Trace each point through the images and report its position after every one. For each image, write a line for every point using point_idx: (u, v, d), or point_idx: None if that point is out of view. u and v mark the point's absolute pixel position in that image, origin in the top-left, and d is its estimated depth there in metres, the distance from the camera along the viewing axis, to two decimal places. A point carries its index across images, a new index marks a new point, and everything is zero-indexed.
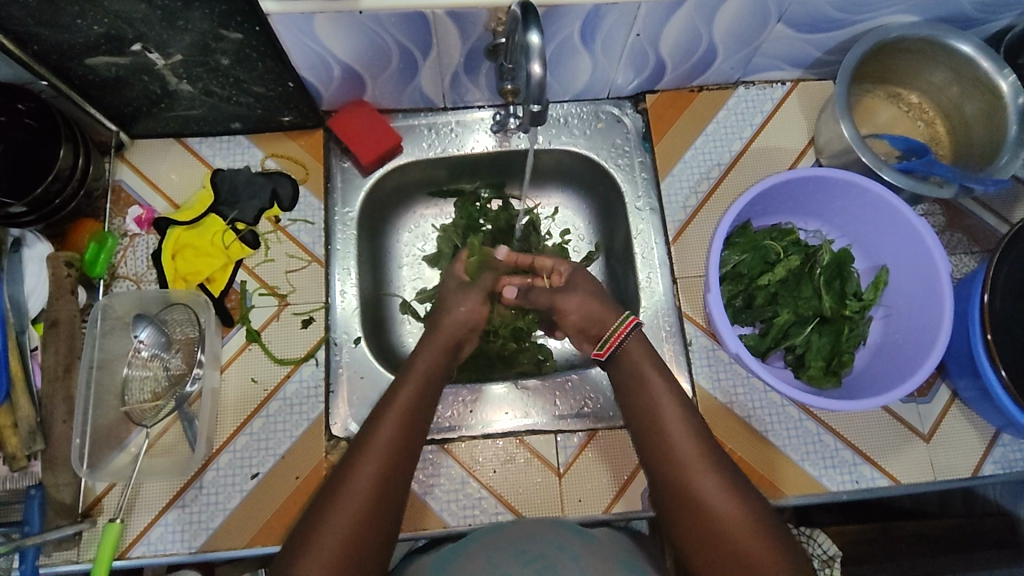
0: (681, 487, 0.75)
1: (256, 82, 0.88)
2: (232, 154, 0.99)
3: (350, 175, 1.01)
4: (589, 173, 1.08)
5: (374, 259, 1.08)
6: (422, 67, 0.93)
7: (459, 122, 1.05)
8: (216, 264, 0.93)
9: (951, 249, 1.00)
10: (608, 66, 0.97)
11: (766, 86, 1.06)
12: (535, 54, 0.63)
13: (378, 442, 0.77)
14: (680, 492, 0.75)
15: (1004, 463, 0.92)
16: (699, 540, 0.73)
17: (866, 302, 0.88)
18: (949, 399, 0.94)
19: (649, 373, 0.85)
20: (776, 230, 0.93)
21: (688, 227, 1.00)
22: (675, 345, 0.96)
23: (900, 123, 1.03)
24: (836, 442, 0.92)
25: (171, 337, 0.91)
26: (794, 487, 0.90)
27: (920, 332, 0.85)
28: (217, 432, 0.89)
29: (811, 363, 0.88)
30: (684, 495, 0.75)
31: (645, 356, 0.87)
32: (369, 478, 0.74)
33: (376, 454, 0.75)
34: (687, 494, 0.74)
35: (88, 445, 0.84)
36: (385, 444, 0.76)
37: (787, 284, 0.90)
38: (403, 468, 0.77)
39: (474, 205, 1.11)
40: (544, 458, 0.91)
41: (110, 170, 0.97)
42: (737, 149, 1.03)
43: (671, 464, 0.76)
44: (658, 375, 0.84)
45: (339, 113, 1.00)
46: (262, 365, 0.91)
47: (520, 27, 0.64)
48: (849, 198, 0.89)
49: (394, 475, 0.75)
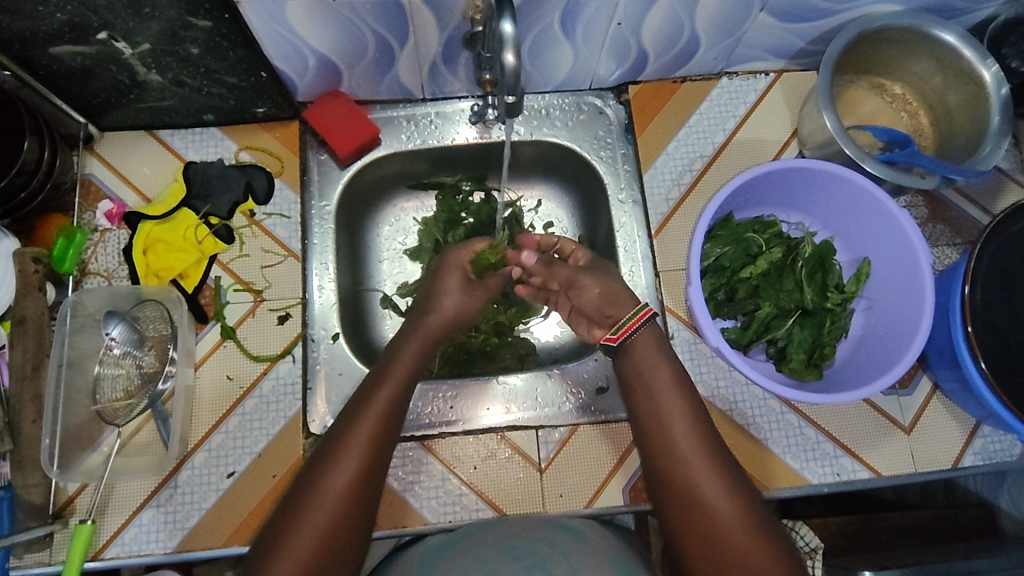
0: (677, 478, 0.77)
1: (228, 72, 0.86)
2: (206, 147, 0.97)
3: (327, 168, 1.00)
4: (570, 166, 1.07)
5: (354, 254, 1.07)
6: (400, 57, 0.91)
7: (439, 113, 1.03)
8: (189, 259, 0.91)
9: (933, 241, 1.00)
10: (590, 55, 0.96)
11: (750, 77, 1.05)
12: (509, 43, 0.61)
13: (358, 438, 0.76)
14: (675, 483, 0.77)
15: (984, 454, 0.92)
16: (687, 530, 0.75)
17: (848, 295, 0.88)
18: (930, 390, 0.94)
19: (646, 364, 0.85)
20: (759, 222, 0.92)
21: (670, 220, 0.99)
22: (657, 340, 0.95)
23: (884, 114, 1.02)
24: (818, 435, 0.91)
25: (144, 334, 0.89)
26: (777, 480, 0.89)
27: (901, 325, 0.85)
28: (192, 431, 0.87)
29: (792, 356, 0.88)
30: (679, 486, 0.77)
31: (645, 339, 0.87)
32: (349, 474, 0.73)
33: (354, 450, 0.75)
34: (682, 485, 0.77)
35: (59, 446, 0.82)
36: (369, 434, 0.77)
37: (769, 277, 0.90)
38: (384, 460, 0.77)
39: (456, 199, 1.10)
40: (526, 454, 0.90)
41: (79, 163, 0.95)
42: (720, 141, 1.02)
43: (669, 455, 0.78)
44: (653, 363, 0.85)
45: (316, 104, 0.98)
46: (238, 362, 0.90)
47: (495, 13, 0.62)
48: (830, 191, 0.89)
49: (374, 472, 0.75)
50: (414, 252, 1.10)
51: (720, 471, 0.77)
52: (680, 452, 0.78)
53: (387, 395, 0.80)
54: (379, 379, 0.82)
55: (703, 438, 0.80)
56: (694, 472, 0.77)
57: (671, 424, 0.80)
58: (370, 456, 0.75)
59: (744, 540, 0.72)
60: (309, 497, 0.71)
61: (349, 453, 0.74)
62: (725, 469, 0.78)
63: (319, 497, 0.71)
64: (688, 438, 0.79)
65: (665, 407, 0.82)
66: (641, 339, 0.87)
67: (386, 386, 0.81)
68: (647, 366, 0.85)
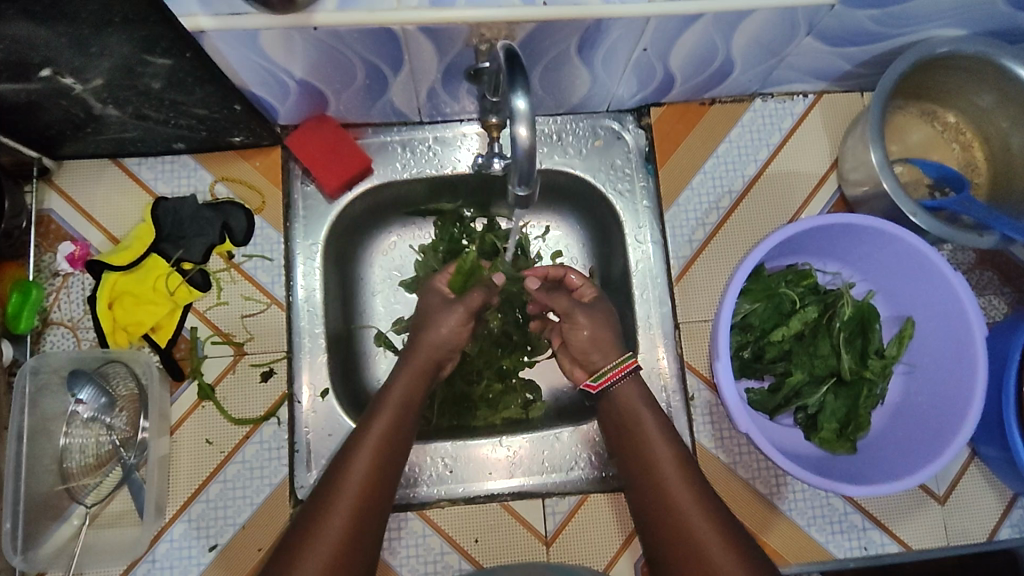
0: (682, 543, 0.67)
1: (197, 104, 0.75)
2: (178, 178, 0.87)
3: (314, 201, 0.89)
4: (584, 198, 0.96)
5: (342, 289, 0.94)
6: (393, 82, 0.79)
7: (438, 139, 0.92)
8: (160, 312, 0.82)
9: (980, 289, 0.90)
10: (609, 79, 0.84)
11: (786, 99, 0.94)
12: (521, 116, 0.51)
13: (349, 488, 0.68)
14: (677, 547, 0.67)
15: (1021, 527, 0.85)
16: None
17: (889, 360, 0.79)
18: (968, 458, 0.86)
19: (629, 415, 0.76)
20: (792, 272, 0.83)
21: (693, 265, 0.90)
22: (678, 401, 0.87)
23: (935, 145, 0.91)
24: (846, 506, 0.84)
25: (114, 394, 0.81)
26: (799, 554, 0.83)
27: (948, 401, 0.77)
28: (169, 500, 0.80)
29: (823, 426, 0.80)
30: (683, 552, 0.67)
31: (625, 390, 0.78)
32: (339, 529, 0.65)
33: (346, 500, 0.67)
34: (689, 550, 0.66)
35: (22, 527, 0.75)
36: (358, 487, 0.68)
37: (802, 339, 0.81)
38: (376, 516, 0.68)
39: (456, 226, 0.96)
40: (531, 525, 0.84)
41: (37, 198, 0.85)
42: (751, 174, 0.92)
43: (669, 516, 0.69)
44: (652, 417, 0.76)
45: (299, 129, 0.87)
46: (218, 425, 0.82)
47: (505, 82, 0.53)
48: (875, 246, 0.79)
49: (367, 523, 0.67)
50: (409, 284, 0.95)
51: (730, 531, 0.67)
52: (680, 514, 0.69)
53: (379, 435, 0.72)
54: (372, 415, 0.74)
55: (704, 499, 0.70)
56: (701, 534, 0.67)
57: (666, 480, 0.71)
58: (361, 508, 0.67)
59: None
60: (295, 559, 0.63)
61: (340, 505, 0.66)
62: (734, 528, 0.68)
63: (305, 560, 0.63)
64: (686, 496, 0.70)
65: (660, 459, 0.73)
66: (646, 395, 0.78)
67: (379, 424, 0.73)
68: (630, 416, 0.76)
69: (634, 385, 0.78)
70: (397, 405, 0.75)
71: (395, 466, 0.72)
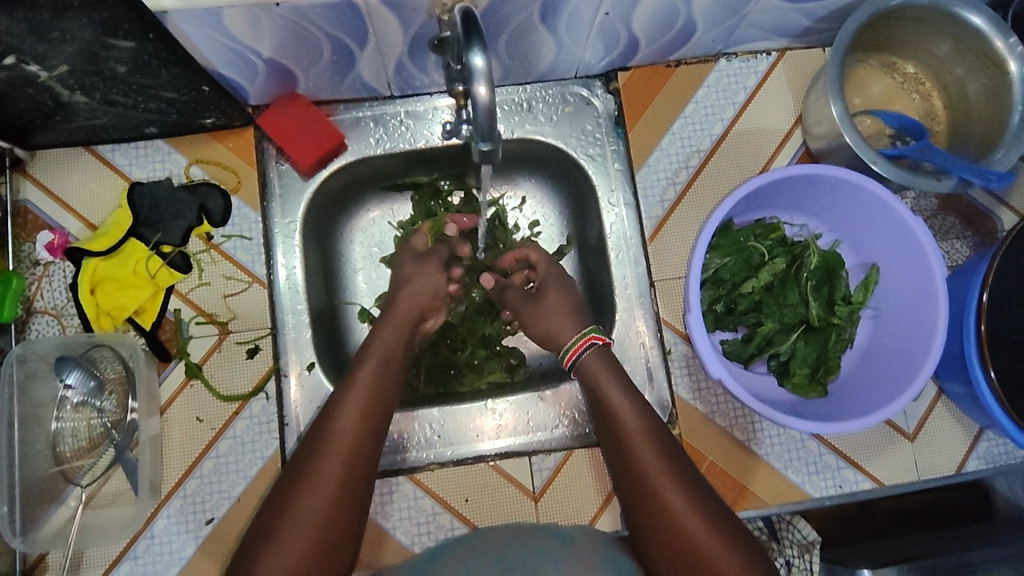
0: (651, 512, 0.67)
1: (165, 88, 0.76)
2: (151, 162, 0.87)
3: (289, 178, 0.90)
4: (558, 165, 0.97)
5: (324, 267, 0.95)
6: (360, 57, 0.80)
7: (410, 112, 0.93)
8: (143, 295, 0.83)
9: (943, 235, 0.93)
10: (575, 44, 0.85)
11: (750, 58, 0.96)
12: (481, 78, 0.53)
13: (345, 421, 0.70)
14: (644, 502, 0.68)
15: (987, 458, 0.89)
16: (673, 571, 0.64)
17: (856, 306, 0.82)
18: (935, 395, 0.90)
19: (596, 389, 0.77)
20: (761, 227, 0.86)
21: (665, 224, 0.93)
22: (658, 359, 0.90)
23: (895, 96, 0.93)
24: (820, 448, 0.88)
25: (103, 378, 0.82)
26: (777, 495, 0.87)
27: (910, 341, 0.80)
28: (164, 478, 0.82)
29: (794, 372, 0.83)
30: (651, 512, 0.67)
31: (591, 363, 0.80)
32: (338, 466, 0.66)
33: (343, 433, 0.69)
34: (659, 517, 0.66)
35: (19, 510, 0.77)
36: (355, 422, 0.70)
37: (772, 290, 0.84)
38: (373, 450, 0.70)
39: (433, 200, 0.99)
40: (519, 483, 0.87)
41: (11, 189, 0.85)
42: (718, 133, 0.94)
43: (641, 486, 0.69)
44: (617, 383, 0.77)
45: (270, 108, 0.88)
46: (207, 402, 0.84)
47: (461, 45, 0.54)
48: (838, 196, 0.82)
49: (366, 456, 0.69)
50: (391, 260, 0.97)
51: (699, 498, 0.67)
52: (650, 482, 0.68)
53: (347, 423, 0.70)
54: (342, 403, 0.72)
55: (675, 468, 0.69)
56: (672, 501, 0.66)
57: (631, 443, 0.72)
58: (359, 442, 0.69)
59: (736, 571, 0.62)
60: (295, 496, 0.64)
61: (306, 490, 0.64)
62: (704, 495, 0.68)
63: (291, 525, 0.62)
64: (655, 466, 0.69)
65: (630, 430, 0.72)
66: (613, 368, 0.79)
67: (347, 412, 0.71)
68: (599, 390, 0.77)
69: (601, 357, 0.80)
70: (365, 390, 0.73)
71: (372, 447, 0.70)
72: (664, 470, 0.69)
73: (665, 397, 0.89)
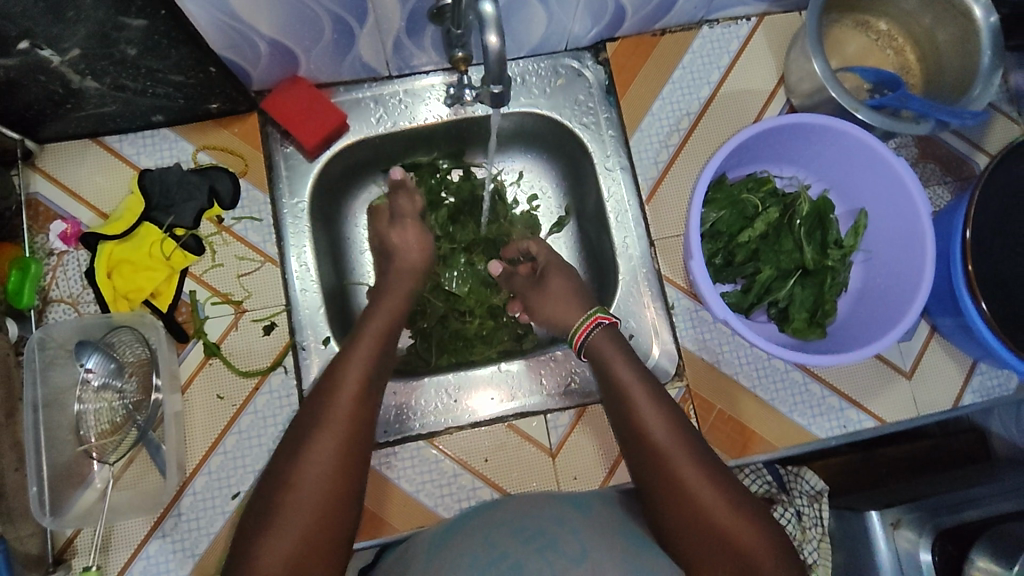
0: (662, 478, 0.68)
1: (173, 71, 0.78)
2: (159, 150, 0.90)
3: (295, 161, 0.92)
4: (553, 137, 1.01)
5: (332, 248, 0.98)
6: (360, 35, 0.83)
7: (407, 91, 0.96)
8: (159, 277, 0.85)
9: (925, 181, 0.97)
10: (565, 16, 0.88)
11: (731, 24, 1.00)
12: (490, 25, 0.57)
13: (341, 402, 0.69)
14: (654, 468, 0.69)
15: (981, 391, 0.93)
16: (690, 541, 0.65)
17: (848, 250, 0.86)
18: (928, 334, 0.94)
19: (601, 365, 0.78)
20: (753, 180, 0.89)
21: (661, 185, 0.96)
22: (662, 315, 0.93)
23: (872, 53, 0.98)
24: (823, 390, 0.91)
25: (123, 360, 0.84)
26: (786, 439, 0.90)
27: (902, 278, 0.84)
28: (188, 455, 0.83)
29: (794, 317, 0.86)
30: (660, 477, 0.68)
31: (601, 342, 0.80)
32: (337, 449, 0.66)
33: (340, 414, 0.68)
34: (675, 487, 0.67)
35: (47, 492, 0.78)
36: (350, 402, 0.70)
37: (767, 239, 0.87)
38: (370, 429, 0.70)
39: (433, 178, 1.01)
40: (536, 441, 0.89)
41: (22, 182, 0.87)
42: (706, 96, 0.98)
43: (648, 455, 0.70)
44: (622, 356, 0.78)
45: (273, 92, 0.90)
46: (227, 379, 0.86)
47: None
48: (823, 145, 0.86)
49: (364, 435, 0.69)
50: None
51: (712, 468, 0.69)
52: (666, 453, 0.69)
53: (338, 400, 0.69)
54: (330, 386, 0.71)
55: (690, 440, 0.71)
56: (689, 472, 0.68)
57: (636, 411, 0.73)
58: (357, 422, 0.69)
59: (749, 537, 0.64)
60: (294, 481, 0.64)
61: (300, 471, 0.64)
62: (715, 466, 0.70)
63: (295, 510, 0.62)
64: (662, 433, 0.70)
65: (636, 405, 0.73)
66: (617, 345, 0.80)
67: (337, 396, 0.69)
68: (607, 369, 0.77)
69: (611, 337, 0.81)
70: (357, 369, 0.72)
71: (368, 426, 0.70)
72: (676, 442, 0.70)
73: (671, 349, 0.92)
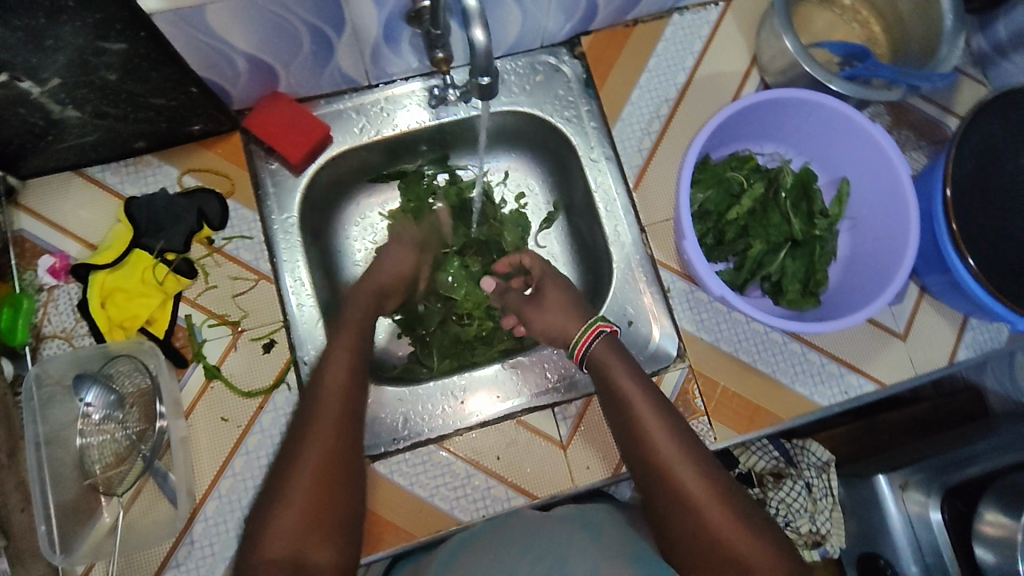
0: (671, 498, 0.69)
1: (155, 94, 0.77)
2: (143, 177, 0.89)
3: (281, 177, 0.93)
4: (536, 134, 1.03)
5: (325, 261, 0.99)
6: (338, 45, 0.84)
7: (388, 98, 0.97)
8: (153, 303, 0.84)
9: (901, 147, 0.99)
10: (540, 13, 0.90)
11: (701, 10, 1.01)
12: (474, 19, 0.61)
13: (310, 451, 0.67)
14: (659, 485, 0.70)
15: (975, 346, 0.95)
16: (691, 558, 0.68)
17: (834, 219, 0.89)
18: (918, 294, 0.95)
19: (606, 378, 0.78)
20: (736, 159, 0.91)
21: (647, 171, 0.97)
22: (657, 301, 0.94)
23: (838, 27, 1.00)
24: (822, 358, 0.93)
25: (122, 392, 0.83)
26: (792, 409, 0.91)
27: (887, 241, 0.86)
28: (197, 481, 0.81)
29: (788, 288, 0.88)
30: (671, 496, 0.69)
31: (602, 353, 0.81)
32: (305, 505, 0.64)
33: (308, 466, 0.66)
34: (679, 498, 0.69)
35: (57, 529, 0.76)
36: (322, 457, 0.67)
37: (755, 214, 0.90)
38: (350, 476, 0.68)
39: (421, 184, 1.04)
40: (546, 434, 0.89)
41: (7, 220, 0.85)
42: (682, 82, 0.99)
43: (655, 472, 0.71)
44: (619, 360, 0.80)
45: (255, 110, 0.90)
46: (230, 401, 0.83)
47: None
48: (800, 118, 0.88)
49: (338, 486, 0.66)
50: None
51: (716, 477, 0.70)
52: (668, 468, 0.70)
53: (319, 448, 0.67)
54: (303, 431, 0.69)
55: (694, 454, 0.72)
56: (693, 484, 0.69)
57: (644, 425, 0.73)
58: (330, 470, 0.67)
59: (758, 553, 0.66)
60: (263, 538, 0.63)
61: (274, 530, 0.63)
62: (726, 483, 0.70)
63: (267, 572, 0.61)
64: (672, 450, 0.71)
65: (644, 421, 0.73)
66: (622, 356, 0.80)
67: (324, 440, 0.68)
68: (608, 380, 0.78)
69: (611, 345, 0.81)
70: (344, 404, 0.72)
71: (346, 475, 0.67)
72: (680, 453, 0.71)
73: (670, 331, 0.92)
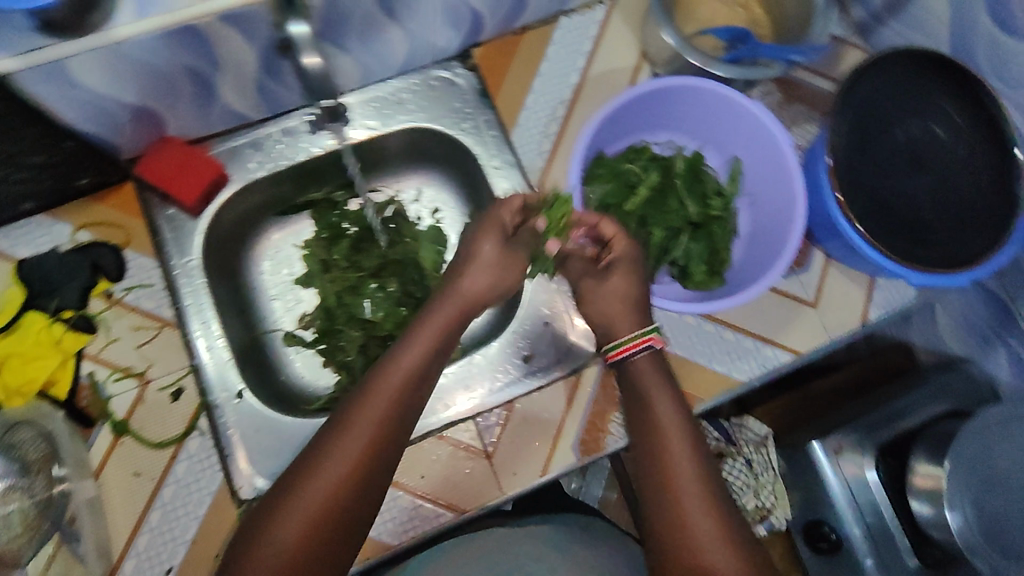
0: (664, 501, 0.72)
1: (32, 152, 0.77)
2: (36, 237, 0.88)
3: (179, 222, 0.90)
4: (440, 148, 1.03)
5: (241, 300, 0.99)
6: (218, 83, 0.82)
7: (284, 130, 0.96)
8: (50, 364, 0.82)
9: (794, 122, 1.02)
10: (424, 30, 0.90)
11: (587, 10, 1.02)
12: None
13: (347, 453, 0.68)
14: (653, 474, 0.74)
15: (885, 305, 0.96)
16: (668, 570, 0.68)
17: (729, 198, 0.93)
18: (824, 262, 0.97)
19: (643, 386, 0.80)
20: (631, 151, 0.96)
21: (549, 172, 0.98)
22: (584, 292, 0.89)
23: (721, 13, 1.02)
24: (736, 335, 0.93)
25: (25, 459, 0.79)
26: (708, 389, 0.91)
27: (779, 212, 0.91)
28: (111, 540, 0.80)
29: (694, 271, 0.91)
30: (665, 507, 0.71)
31: (645, 366, 0.81)
32: (315, 508, 0.65)
33: (332, 473, 0.66)
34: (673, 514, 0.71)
35: None
36: (361, 455, 0.68)
37: (653, 202, 0.93)
38: (371, 491, 0.68)
39: (333, 212, 1.04)
40: (469, 446, 0.88)
41: None
42: (575, 81, 1.01)
43: (663, 478, 0.73)
44: (663, 393, 0.79)
45: (145, 156, 0.89)
46: (141, 455, 0.83)
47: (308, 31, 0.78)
48: (685, 105, 0.93)
49: (359, 500, 0.67)
50: (303, 279, 1.02)
51: (722, 511, 0.71)
52: (670, 476, 0.73)
53: (357, 453, 0.68)
54: (337, 434, 0.69)
55: (706, 477, 0.73)
56: (690, 501, 0.71)
57: (666, 446, 0.75)
58: (361, 475, 0.67)
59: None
60: (272, 519, 0.65)
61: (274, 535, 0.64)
62: (726, 509, 0.71)
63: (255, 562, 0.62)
64: (689, 469, 0.73)
65: (664, 424, 0.76)
66: (665, 375, 0.81)
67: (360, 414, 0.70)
68: (645, 401, 0.78)
69: (654, 366, 0.81)
70: (370, 423, 0.70)
71: (371, 491, 0.68)
72: (698, 479, 0.73)
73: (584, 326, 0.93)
